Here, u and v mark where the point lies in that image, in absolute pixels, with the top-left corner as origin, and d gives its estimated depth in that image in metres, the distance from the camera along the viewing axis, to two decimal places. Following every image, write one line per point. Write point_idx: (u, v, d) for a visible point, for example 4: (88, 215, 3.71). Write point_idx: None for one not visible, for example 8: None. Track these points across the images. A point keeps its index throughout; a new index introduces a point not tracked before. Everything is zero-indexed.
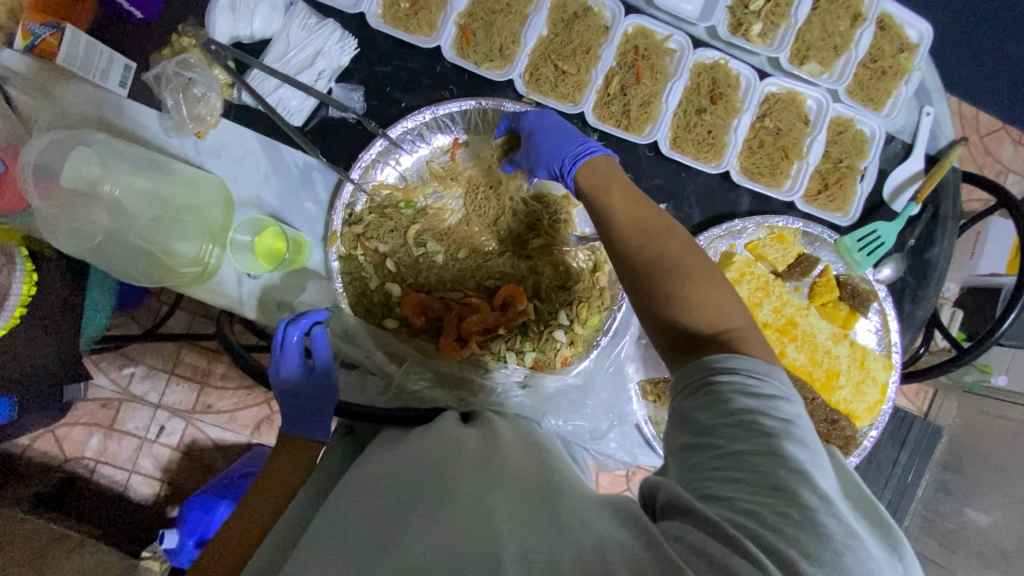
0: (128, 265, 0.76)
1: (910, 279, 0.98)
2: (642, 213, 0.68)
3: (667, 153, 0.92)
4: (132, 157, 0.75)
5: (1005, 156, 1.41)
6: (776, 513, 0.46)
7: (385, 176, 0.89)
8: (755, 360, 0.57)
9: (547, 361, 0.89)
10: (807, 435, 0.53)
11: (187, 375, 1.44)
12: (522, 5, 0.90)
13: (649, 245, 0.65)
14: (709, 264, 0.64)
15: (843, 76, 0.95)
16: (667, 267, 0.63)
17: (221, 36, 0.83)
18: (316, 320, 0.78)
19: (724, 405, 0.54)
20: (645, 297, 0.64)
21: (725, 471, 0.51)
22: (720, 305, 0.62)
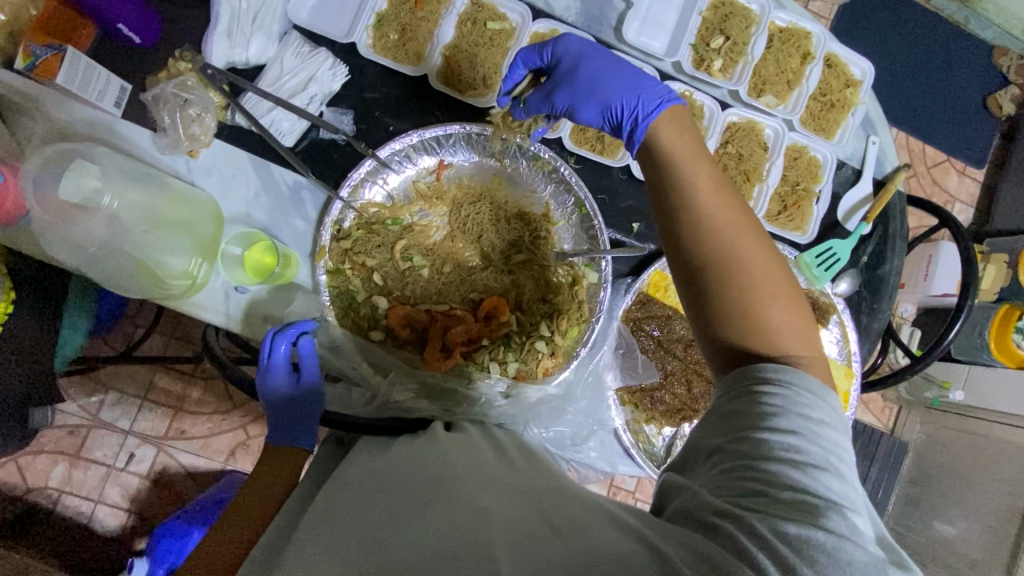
0: (119, 274, 0.78)
1: (866, 294, 1.06)
2: (727, 211, 0.62)
3: (638, 176, 0.98)
4: (129, 172, 0.78)
5: (951, 186, 1.54)
6: (802, 536, 0.47)
7: (373, 194, 0.92)
8: (809, 380, 0.56)
9: (529, 371, 0.93)
10: (846, 465, 0.53)
11: (161, 400, 1.42)
12: (504, 39, 0.96)
13: (735, 250, 0.60)
14: (788, 285, 0.61)
15: (796, 107, 1.05)
16: (749, 278, 0.59)
17: (217, 62, 0.87)
18: (304, 330, 0.80)
19: (767, 419, 0.54)
20: (714, 302, 0.60)
21: (755, 486, 0.51)
22: (793, 331, 0.59)
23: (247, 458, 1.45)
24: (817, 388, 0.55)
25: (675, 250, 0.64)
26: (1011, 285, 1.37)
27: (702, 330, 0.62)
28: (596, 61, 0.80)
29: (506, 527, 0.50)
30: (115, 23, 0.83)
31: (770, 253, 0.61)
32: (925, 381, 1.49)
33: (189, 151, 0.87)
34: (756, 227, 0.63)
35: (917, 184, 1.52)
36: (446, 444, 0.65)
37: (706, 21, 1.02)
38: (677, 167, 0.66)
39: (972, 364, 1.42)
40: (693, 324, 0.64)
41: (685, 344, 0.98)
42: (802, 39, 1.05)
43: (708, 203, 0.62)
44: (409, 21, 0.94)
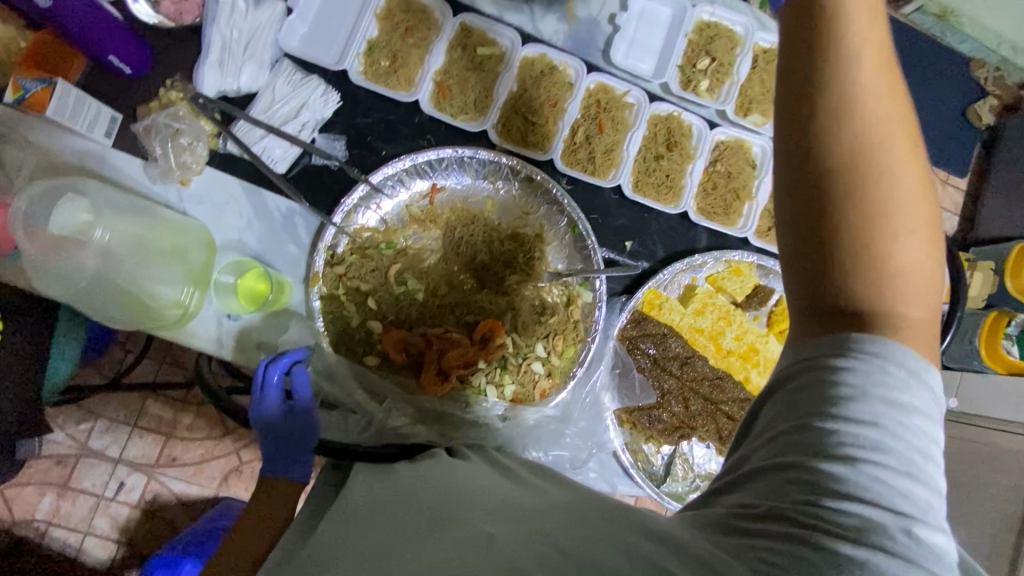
0: (110, 306, 0.77)
1: None
2: (885, 103, 0.48)
3: (630, 196, 0.99)
4: (120, 204, 0.78)
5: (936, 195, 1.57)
6: (857, 560, 0.41)
7: (366, 219, 0.92)
8: (900, 355, 0.46)
9: (526, 394, 0.93)
10: (931, 462, 0.45)
11: (152, 427, 1.39)
12: (494, 63, 0.97)
13: (881, 154, 0.47)
14: (932, 219, 0.48)
15: None
16: (889, 196, 0.47)
17: (208, 91, 0.88)
18: (296, 359, 0.80)
19: (840, 406, 0.45)
20: (841, 221, 0.47)
21: (812, 491, 0.44)
22: (921, 275, 0.48)
23: (241, 484, 1.43)
24: (922, 363, 0.46)
25: (800, 150, 0.49)
26: (1000, 292, 1.39)
27: (806, 261, 0.49)
28: None
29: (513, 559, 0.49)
30: (107, 54, 0.83)
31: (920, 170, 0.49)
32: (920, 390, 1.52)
33: (181, 179, 0.87)
34: (912, 135, 0.49)
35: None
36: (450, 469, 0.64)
37: (692, 43, 1.02)
38: (838, 28, 0.49)
39: (964, 370, 1.44)
40: (793, 252, 0.50)
41: (682, 362, 0.97)
42: None
43: (864, 94, 0.48)
44: (399, 48, 0.94)
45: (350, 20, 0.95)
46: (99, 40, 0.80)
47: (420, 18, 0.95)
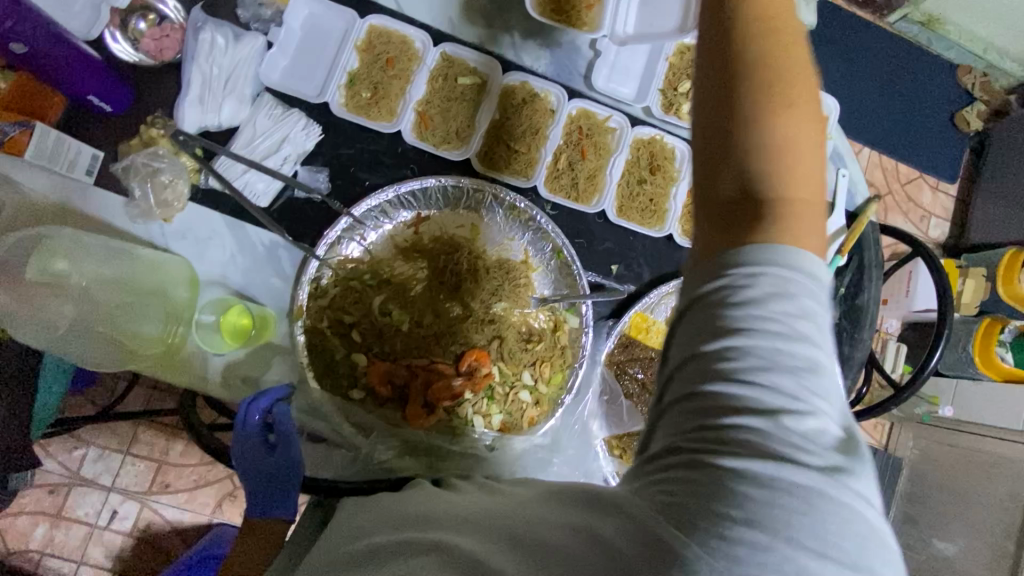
0: (90, 350, 0.76)
1: (846, 324, 1.07)
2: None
3: (614, 221, 0.99)
4: (98, 249, 0.76)
5: (926, 202, 1.59)
6: (738, 470, 0.41)
7: (351, 251, 0.92)
8: (772, 251, 0.45)
9: (514, 422, 0.93)
10: (806, 345, 0.43)
11: (144, 454, 1.38)
12: (475, 92, 0.97)
13: (760, 39, 0.49)
14: (814, 104, 0.48)
15: None
16: (779, 80, 0.47)
17: (189, 127, 0.88)
18: (277, 396, 0.79)
19: (708, 322, 0.45)
20: (735, 108, 0.48)
21: (695, 414, 0.45)
22: (809, 160, 0.47)
23: (235, 509, 1.42)
24: (803, 250, 0.45)
25: (702, 54, 0.51)
26: (993, 299, 1.39)
27: (705, 159, 0.49)
28: None
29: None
30: (87, 95, 0.83)
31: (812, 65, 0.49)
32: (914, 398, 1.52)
33: (164, 216, 0.87)
34: (801, 37, 0.51)
35: (893, 203, 1.56)
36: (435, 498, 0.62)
37: (672, 66, 1.02)
38: None
39: (959, 378, 1.45)
40: (695, 154, 0.51)
41: None
42: None
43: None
44: (381, 79, 0.94)
45: (331, 53, 0.95)
46: (77, 81, 0.81)
47: (401, 49, 0.95)
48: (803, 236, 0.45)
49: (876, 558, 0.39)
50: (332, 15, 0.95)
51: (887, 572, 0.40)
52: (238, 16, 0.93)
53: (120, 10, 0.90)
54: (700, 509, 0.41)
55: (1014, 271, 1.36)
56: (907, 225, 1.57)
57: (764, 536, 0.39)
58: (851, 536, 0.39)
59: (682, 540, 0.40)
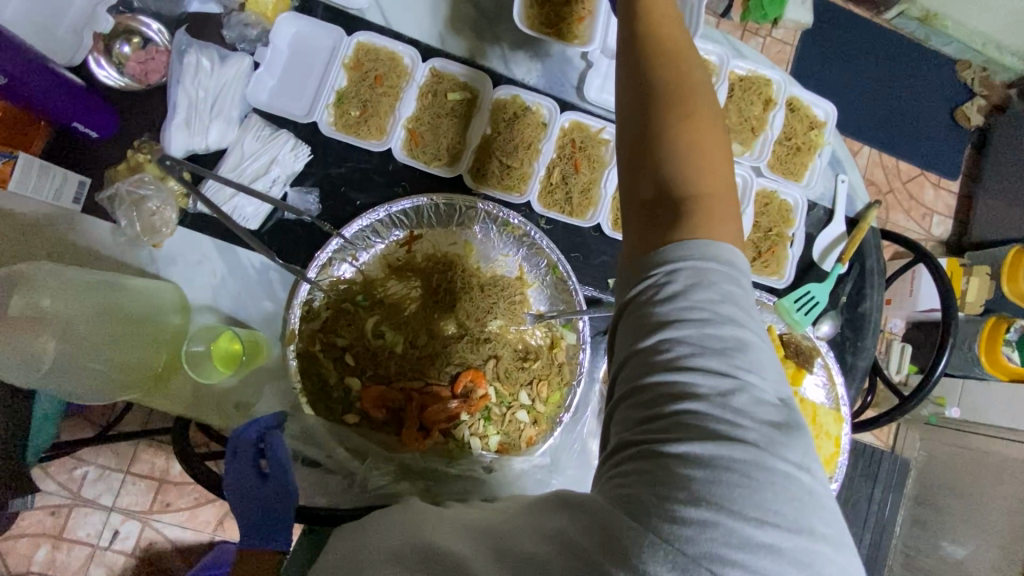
0: (80, 385, 0.74)
1: (848, 333, 1.05)
2: (664, 37, 0.61)
3: (609, 234, 0.98)
4: (84, 283, 0.75)
5: (928, 200, 1.56)
6: (682, 454, 0.46)
7: (343, 272, 0.91)
8: (695, 251, 0.51)
9: (512, 443, 0.91)
10: (729, 332, 0.49)
11: (145, 473, 1.37)
12: (466, 108, 0.95)
13: (663, 75, 0.58)
14: (714, 120, 0.57)
15: (763, 153, 1.04)
16: (680, 100, 0.57)
17: (176, 151, 0.87)
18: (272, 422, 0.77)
19: (643, 326, 0.51)
20: (646, 125, 0.57)
21: (639, 408, 0.50)
22: (716, 165, 0.56)
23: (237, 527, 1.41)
24: (721, 242, 0.52)
25: (617, 90, 0.61)
26: (998, 298, 1.38)
27: (628, 170, 0.58)
28: None
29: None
30: (72, 122, 0.82)
31: (710, 88, 0.59)
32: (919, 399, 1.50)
33: (153, 242, 0.86)
34: (697, 66, 0.60)
35: (895, 202, 1.54)
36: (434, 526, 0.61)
37: None
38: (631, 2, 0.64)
39: (965, 379, 1.43)
40: (624, 174, 0.59)
41: None
42: (762, 86, 1.05)
43: (647, 41, 0.61)
44: (370, 97, 0.93)
45: (319, 71, 0.94)
46: (61, 108, 0.80)
47: (390, 66, 0.94)
48: (715, 224, 0.52)
49: (814, 518, 0.43)
50: (319, 33, 0.94)
51: (828, 525, 0.44)
52: (223, 36, 0.92)
53: (104, 35, 0.89)
54: (651, 493, 0.45)
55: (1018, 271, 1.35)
56: (909, 224, 1.54)
57: (707, 512, 0.43)
58: (784, 498, 0.43)
59: (637, 531, 0.43)
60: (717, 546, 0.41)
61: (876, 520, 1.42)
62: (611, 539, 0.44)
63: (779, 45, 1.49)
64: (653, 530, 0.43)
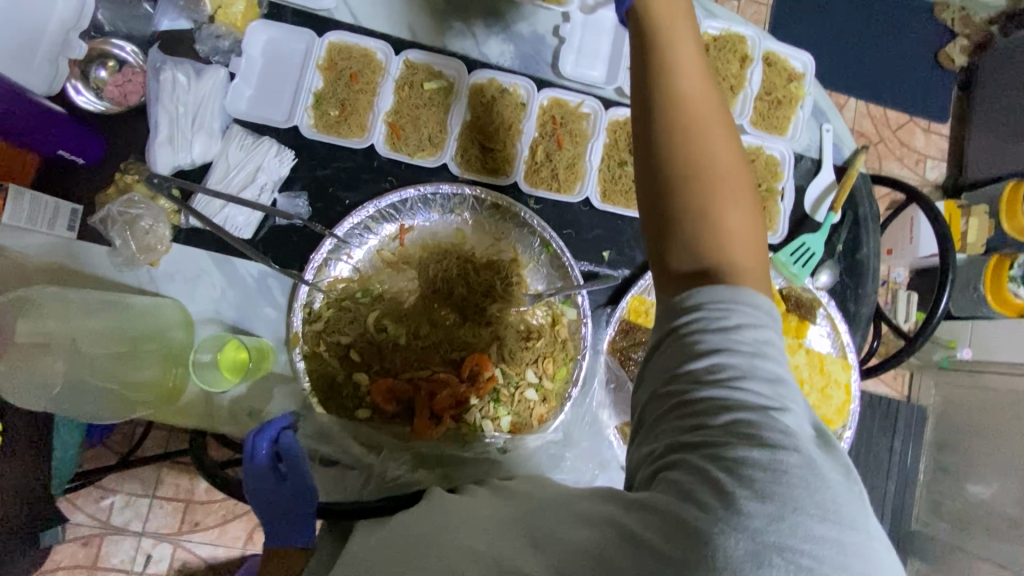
0: (93, 405, 0.78)
1: (848, 281, 1.05)
2: (693, 94, 0.60)
3: (600, 207, 0.98)
4: (86, 303, 0.77)
5: (920, 145, 1.56)
6: (741, 459, 0.48)
7: (339, 271, 0.92)
8: (737, 289, 0.54)
9: (524, 422, 0.92)
10: (771, 362, 0.53)
11: (171, 496, 1.39)
12: (443, 96, 0.95)
13: (692, 147, 0.58)
14: (744, 192, 0.58)
15: (743, 111, 1.04)
16: (713, 178, 0.57)
17: (163, 168, 0.88)
18: (282, 426, 0.76)
19: (690, 349, 0.54)
20: (677, 203, 0.57)
21: (689, 422, 0.52)
22: (747, 240, 0.58)
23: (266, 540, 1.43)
24: (762, 308, 0.54)
25: (642, 156, 0.61)
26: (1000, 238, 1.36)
27: (662, 243, 0.59)
28: None
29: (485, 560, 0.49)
30: (58, 149, 0.84)
31: (733, 156, 0.59)
32: (930, 344, 1.51)
33: (149, 261, 0.87)
34: (723, 130, 0.60)
35: (886, 150, 1.53)
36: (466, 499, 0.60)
37: None
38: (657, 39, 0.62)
39: (973, 319, 1.44)
40: (653, 244, 0.60)
41: None
42: (736, 43, 1.04)
43: (671, 95, 0.59)
44: (347, 95, 0.94)
45: (294, 76, 0.95)
46: (46, 135, 0.81)
47: (363, 63, 0.95)
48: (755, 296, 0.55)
49: (866, 521, 0.46)
50: (291, 38, 0.95)
51: (875, 532, 0.47)
52: (196, 50, 0.92)
53: (79, 62, 0.90)
54: (717, 493, 0.47)
55: (1016, 205, 1.34)
56: (904, 171, 1.54)
57: (774, 508, 0.45)
58: (841, 501, 0.46)
59: (709, 522, 0.45)
60: (786, 536, 0.44)
61: (897, 471, 1.41)
62: (683, 531, 0.45)
63: (753, 7, 1.50)
64: (727, 525, 0.45)
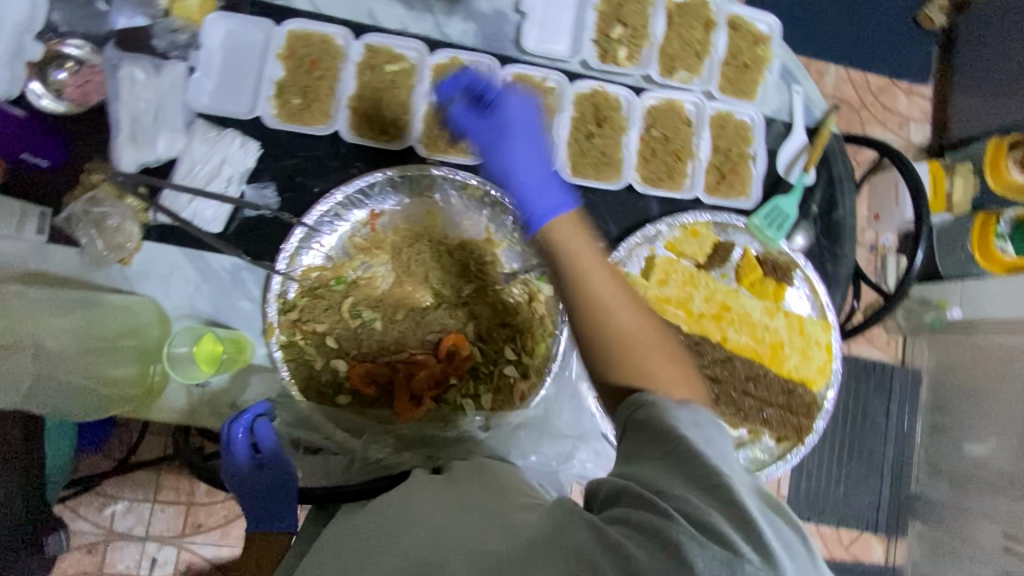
0: (72, 400, 0.81)
1: (825, 242, 1.05)
2: (603, 280, 0.68)
3: (570, 180, 0.97)
4: (62, 300, 0.81)
5: (902, 107, 1.51)
6: (720, 510, 0.51)
7: (312, 260, 0.90)
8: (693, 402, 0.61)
9: (506, 400, 0.91)
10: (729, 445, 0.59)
11: (172, 499, 1.39)
12: (405, 78, 0.95)
13: (615, 327, 0.66)
14: (667, 348, 0.67)
15: (711, 77, 1.04)
16: (638, 351, 0.65)
17: (128, 166, 0.88)
18: (260, 412, 0.75)
19: (667, 420, 0.58)
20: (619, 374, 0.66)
21: (657, 465, 0.56)
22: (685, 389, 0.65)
23: None
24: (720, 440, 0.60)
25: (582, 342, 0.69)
26: (985, 195, 1.35)
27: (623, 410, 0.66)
28: (519, 130, 0.84)
29: (465, 548, 0.52)
30: (20, 152, 0.85)
31: (650, 326, 0.67)
32: (920, 305, 1.47)
33: (120, 259, 0.87)
34: (636, 304, 0.68)
35: (869, 117, 1.48)
36: (452, 485, 0.65)
37: (601, 13, 1.01)
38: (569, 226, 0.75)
39: (963, 279, 1.41)
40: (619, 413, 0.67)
41: None
42: (700, 9, 1.03)
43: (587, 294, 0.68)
44: (308, 83, 0.93)
45: (254, 67, 0.94)
46: (0, 140, 0.82)
47: (323, 49, 0.94)
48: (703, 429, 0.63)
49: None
50: (248, 29, 0.95)
51: None
52: (153, 46, 0.91)
53: (36, 64, 0.89)
54: (689, 517, 0.50)
55: (1001, 161, 1.32)
56: (888, 135, 1.49)
57: (742, 532, 0.50)
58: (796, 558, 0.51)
59: (686, 534, 0.49)
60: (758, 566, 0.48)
61: (894, 435, 1.43)
62: (661, 540, 0.49)
63: None
64: (699, 539, 0.49)
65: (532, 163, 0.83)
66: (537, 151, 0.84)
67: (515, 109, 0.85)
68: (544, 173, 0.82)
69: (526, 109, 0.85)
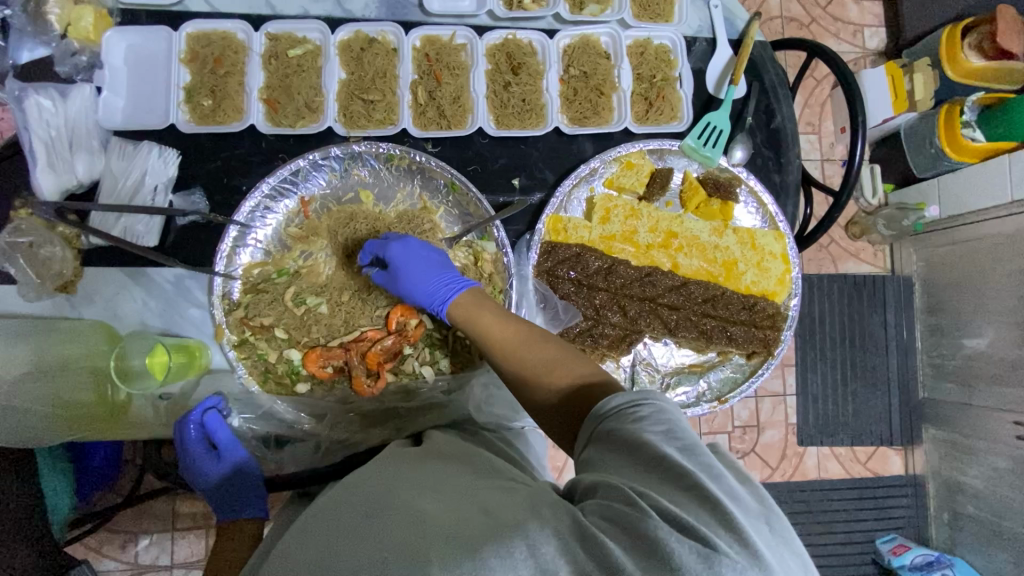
0: (41, 425, 0.82)
1: (767, 152, 1.02)
2: (505, 330, 0.72)
3: (496, 134, 0.96)
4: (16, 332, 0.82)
5: (855, 15, 1.48)
6: (695, 510, 0.45)
7: (250, 255, 0.91)
8: (661, 400, 0.55)
9: (464, 360, 0.92)
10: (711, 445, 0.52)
11: (190, 525, 1.23)
12: (311, 60, 0.94)
13: (505, 358, 0.70)
14: (550, 343, 0.69)
15: (622, 5, 1.01)
16: (527, 364, 0.68)
17: (51, 195, 0.88)
18: (208, 407, 0.83)
19: (639, 416, 0.53)
20: (532, 398, 0.67)
21: (631, 459, 0.50)
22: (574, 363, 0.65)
23: None
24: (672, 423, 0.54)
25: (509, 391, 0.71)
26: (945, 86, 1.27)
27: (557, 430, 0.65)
28: (407, 256, 0.84)
29: (442, 534, 0.45)
30: None
31: (539, 336, 0.70)
32: (901, 210, 1.38)
33: (63, 288, 0.88)
34: (525, 328, 0.72)
35: (821, 30, 1.46)
36: (417, 462, 0.61)
37: None
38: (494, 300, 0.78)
39: (938, 175, 1.33)
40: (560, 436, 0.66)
41: (605, 273, 0.95)
42: None
43: (495, 349, 0.72)
44: (215, 81, 0.93)
45: (162, 76, 0.94)
46: None
47: (223, 46, 0.93)
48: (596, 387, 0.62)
49: None
50: (149, 39, 0.94)
51: None
52: (57, 73, 0.93)
53: None
54: (662, 511, 0.44)
55: (956, 47, 1.22)
56: (843, 46, 1.46)
57: (723, 533, 0.43)
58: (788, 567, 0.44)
59: (661, 528, 0.43)
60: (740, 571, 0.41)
61: (896, 346, 1.42)
62: (636, 534, 0.43)
63: None
64: (674, 532, 0.43)
65: (424, 279, 0.83)
66: (433, 265, 0.84)
67: (400, 253, 0.84)
68: (441, 281, 0.84)
69: (411, 249, 0.84)
